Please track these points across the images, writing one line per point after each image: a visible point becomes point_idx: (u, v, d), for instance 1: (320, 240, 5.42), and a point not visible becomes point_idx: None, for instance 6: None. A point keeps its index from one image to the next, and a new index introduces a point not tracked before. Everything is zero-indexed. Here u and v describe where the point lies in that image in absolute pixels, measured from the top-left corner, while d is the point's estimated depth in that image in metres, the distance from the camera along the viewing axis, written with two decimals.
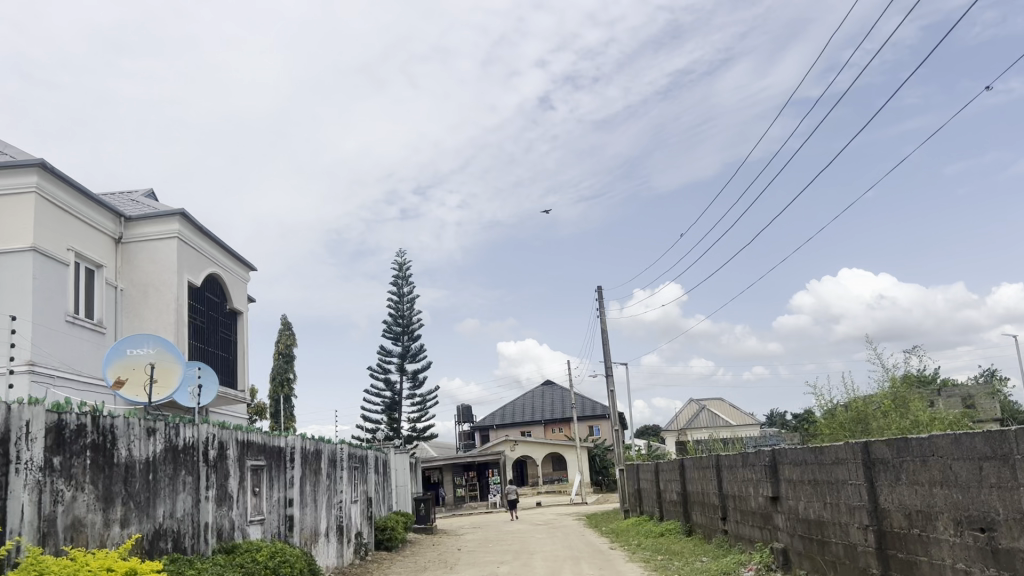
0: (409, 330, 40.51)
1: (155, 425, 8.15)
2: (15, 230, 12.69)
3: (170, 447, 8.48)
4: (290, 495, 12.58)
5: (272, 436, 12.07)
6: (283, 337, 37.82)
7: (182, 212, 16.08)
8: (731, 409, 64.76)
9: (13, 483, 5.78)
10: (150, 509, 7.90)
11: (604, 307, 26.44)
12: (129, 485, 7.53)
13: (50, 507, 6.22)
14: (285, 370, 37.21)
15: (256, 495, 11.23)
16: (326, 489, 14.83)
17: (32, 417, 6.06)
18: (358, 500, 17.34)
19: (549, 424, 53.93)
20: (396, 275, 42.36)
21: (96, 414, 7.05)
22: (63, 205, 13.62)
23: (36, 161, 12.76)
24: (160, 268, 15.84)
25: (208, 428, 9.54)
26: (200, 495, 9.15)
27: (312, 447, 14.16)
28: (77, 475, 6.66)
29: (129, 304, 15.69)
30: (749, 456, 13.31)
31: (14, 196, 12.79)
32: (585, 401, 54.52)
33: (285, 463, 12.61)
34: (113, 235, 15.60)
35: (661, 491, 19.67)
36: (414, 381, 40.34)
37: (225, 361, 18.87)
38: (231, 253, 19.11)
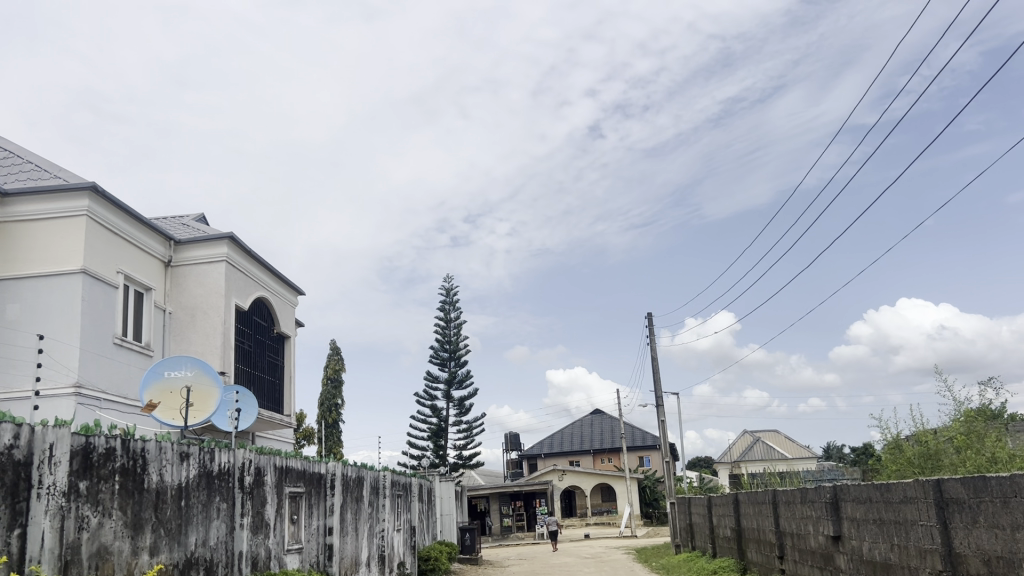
0: (456, 356, 40.28)
1: (188, 449, 7.91)
2: (66, 252, 12.71)
3: (204, 473, 8.23)
4: (329, 524, 12.29)
5: (313, 462, 11.81)
6: (331, 362, 37.92)
7: (231, 235, 16.05)
8: (787, 441, 62.99)
9: (32, 509, 5.59)
10: (181, 537, 7.64)
11: (654, 333, 25.81)
12: (159, 511, 7.29)
13: (73, 535, 6.00)
14: (333, 396, 37.24)
15: (294, 523, 10.96)
16: (368, 517, 14.51)
17: (56, 440, 5.86)
18: (401, 529, 17.00)
19: (598, 454, 53.12)
20: (444, 301, 42.20)
21: (126, 438, 6.82)
22: (114, 229, 13.66)
23: (87, 185, 12.77)
24: (208, 291, 15.80)
25: (245, 454, 9.28)
26: (235, 523, 8.89)
27: (354, 474, 13.86)
28: (104, 501, 6.43)
29: (176, 327, 15.67)
30: (808, 492, 12.61)
31: (66, 218, 12.83)
32: (636, 431, 53.51)
33: (325, 490, 12.33)
34: (163, 258, 15.63)
35: (714, 526, 18.92)
36: (461, 409, 39.99)
37: (272, 385, 18.77)
38: (280, 277, 19.07)
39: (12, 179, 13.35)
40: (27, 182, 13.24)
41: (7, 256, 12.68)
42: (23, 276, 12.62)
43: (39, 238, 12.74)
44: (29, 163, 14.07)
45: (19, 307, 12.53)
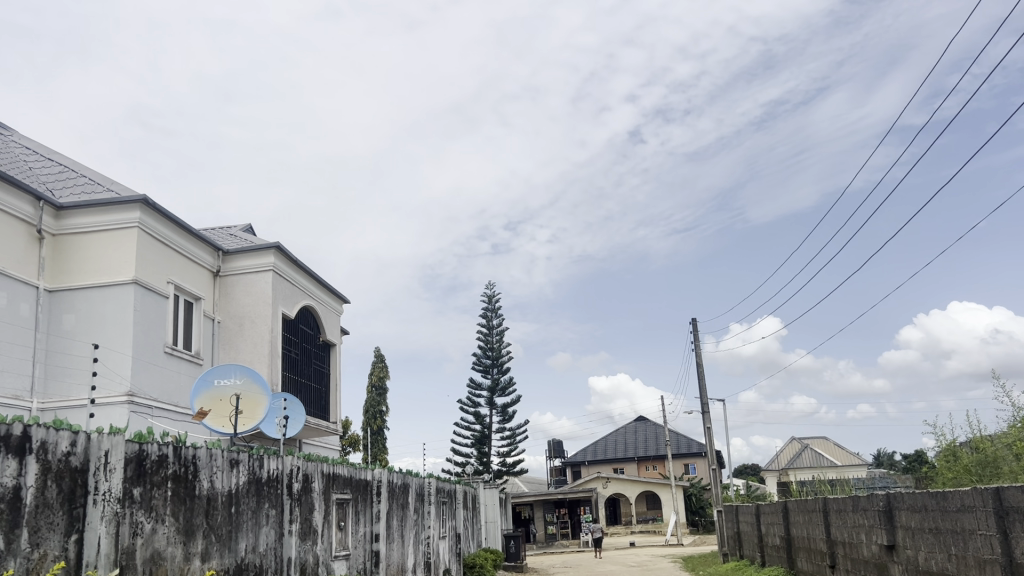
0: (499, 363, 40.29)
1: (238, 456, 8.02)
2: (119, 264, 12.99)
3: (253, 479, 8.33)
4: (376, 530, 12.35)
5: (359, 469, 11.89)
6: (376, 369, 38.21)
7: (277, 245, 16.23)
8: (836, 448, 61.74)
9: (88, 515, 5.70)
10: (232, 543, 7.74)
11: (699, 339, 25.51)
12: (211, 517, 7.39)
13: (128, 541, 6.11)
14: (378, 403, 37.52)
15: (341, 530, 11.03)
16: (413, 524, 14.56)
17: (112, 447, 5.98)
18: (446, 536, 17.03)
19: (643, 461, 52.70)
20: (486, 308, 42.23)
21: (178, 445, 6.93)
22: (164, 240, 13.93)
23: (138, 198, 13.05)
24: (255, 300, 16.03)
25: (293, 461, 9.38)
26: (284, 529, 8.98)
27: (400, 481, 13.91)
28: (157, 507, 6.54)
29: (225, 336, 15.92)
30: (860, 500, 12.32)
31: (119, 230, 13.12)
32: (681, 438, 52.97)
33: (371, 497, 12.40)
34: (211, 268, 15.90)
35: (763, 534, 18.59)
36: (504, 416, 39.96)
37: (318, 393, 18.95)
38: (325, 286, 19.27)
39: (67, 192, 13.67)
40: (81, 195, 13.55)
41: (62, 268, 12.98)
42: (77, 286, 12.91)
43: (93, 250, 13.04)
44: (83, 177, 14.41)
45: (75, 317, 12.83)
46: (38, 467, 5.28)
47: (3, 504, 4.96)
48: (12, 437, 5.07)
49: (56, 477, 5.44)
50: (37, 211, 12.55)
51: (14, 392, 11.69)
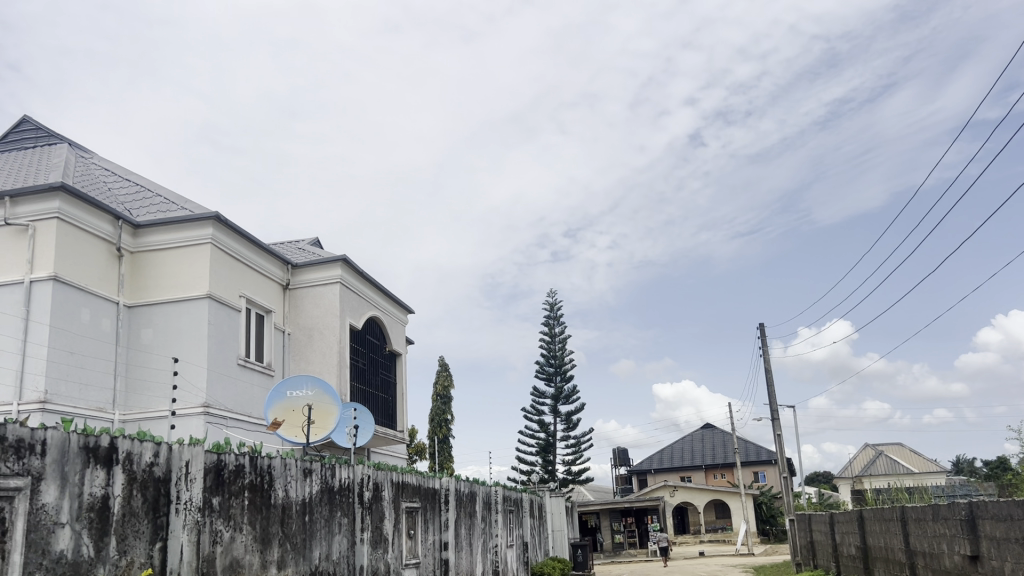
0: (562, 370, 40.20)
1: (311, 466, 8.18)
2: (193, 279, 13.40)
3: (326, 488, 8.49)
4: (445, 539, 12.44)
5: (427, 478, 12.00)
6: (440, 378, 38.52)
7: (344, 257, 16.50)
8: (912, 455, 59.78)
9: (171, 523, 5.89)
10: (306, 551, 7.90)
11: (767, 344, 25.00)
12: (286, 526, 7.55)
13: (209, 548, 6.28)
14: (443, 412, 37.81)
15: (411, 538, 11.14)
16: (481, 532, 14.62)
17: (192, 458, 6.17)
18: (514, 545, 17.07)
19: (710, 469, 51.90)
20: (547, 316, 42.17)
21: (255, 455, 7.11)
22: (235, 255, 14.32)
23: (211, 215, 13.44)
24: (323, 312, 16.33)
25: (364, 470, 9.53)
26: (356, 537, 9.12)
27: (467, 489, 13.98)
28: (235, 516, 6.71)
29: (296, 348, 16.26)
30: (941, 509, 11.91)
31: (193, 247, 13.54)
32: (749, 446, 51.99)
33: (440, 505, 12.50)
34: (281, 281, 16.29)
35: (838, 544, 18.10)
36: (568, 424, 39.82)
37: (385, 402, 19.20)
38: (390, 297, 19.53)
39: (144, 211, 14.16)
40: (157, 214, 14.02)
41: (140, 284, 13.44)
42: (155, 302, 13.36)
43: (169, 266, 13.49)
44: (159, 196, 14.92)
45: (153, 332, 13.26)
46: (124, 478, 5.48)
47: (92, 513, 5.17)
48: (100, 449, 5.27)
49: (140, 486, 5.63)
50: (116, 230, 13.05)
51: (98, 404, 12.16)
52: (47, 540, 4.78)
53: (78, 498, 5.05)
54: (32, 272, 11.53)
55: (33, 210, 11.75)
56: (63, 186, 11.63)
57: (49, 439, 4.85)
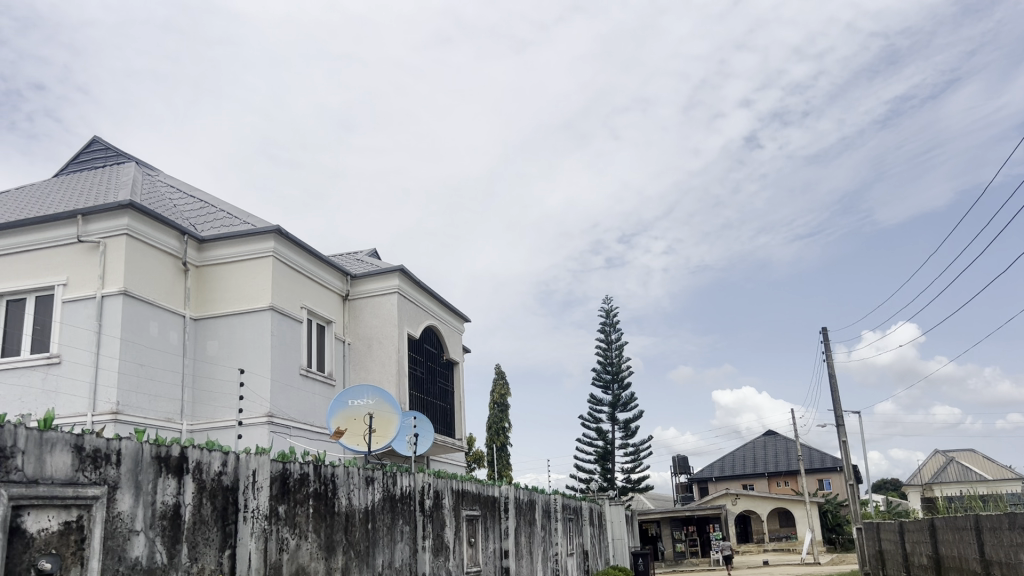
0: (619, 377, 39.93)
1: (373, 474, 8.28)
2: (256, 292, 13.70)
3: (388, 496, 8.57)
4: (505, 547, 12.45)
5: (487, 486, 12.04)
6: (497, 386, 38.60)
7: (401, 268, 16.68)
8: (985, 461, 57.78)
9: (239, 530, 6.02)
10: (369, 559, 7.98)
11: (830, 349, 24.47)
12: (349, 534, 7.64)
13: (275, 556, 6.40)
14: (501, 420, 37.89)
15: (472, 546, 11.18)
16: (541, 540, 14.59)
17: (259, 467, 6.30)
18: (574, 554, 16.99)
19: (773, 477, 50.96)
20: (603, 323, 41.92)
21: (318, 464, 7.23)
22: (296, 268, 14.59)
23: (272, 228, 13.73)
24: (382, 322, 16.53)
25: (425, 478, 9.59)
26: (417, 545, 9.19)
27: (526, 497, 13.98)
28: (300, 523, 6.83)
29: (355, 358, 16.49)
30: (1017, 517, 11.49)
31: (256, 260, 13.84)
32: (813, 453, 50.87)
33: (499, 514, 12.52)
34: (340, 292, 16.55)
35: (909, 554, 17.58)
36: (627, 431, 39.49)
37: (444, 411, 19.32)
38: (447, 306, 19.67)
39: (208, 226, 14.53)
40: (221, 229, 14.38)
41: (206, 297, 13.79)
42: (220, 315, 13.69)
43: (233, 279, 13.82)
44: (223, 212, 15.29)
45: (218, 344, 13.58)
46: (194, 486, 5.62)
47: (165, 520, 5.31)
48: (171, 458, 5.42)
49: (210, 494, 5.77)
50: (182, 245, 13.42)
51: (167, 414, 12.49)
52: (122, 547, 4.93)
53: (151, 506, 5.19)
54: (104, 287, 11.93)
55: (104, 227, 12.16)
56: (132, 204, 12.01)
57: (123, 449, 5.01)
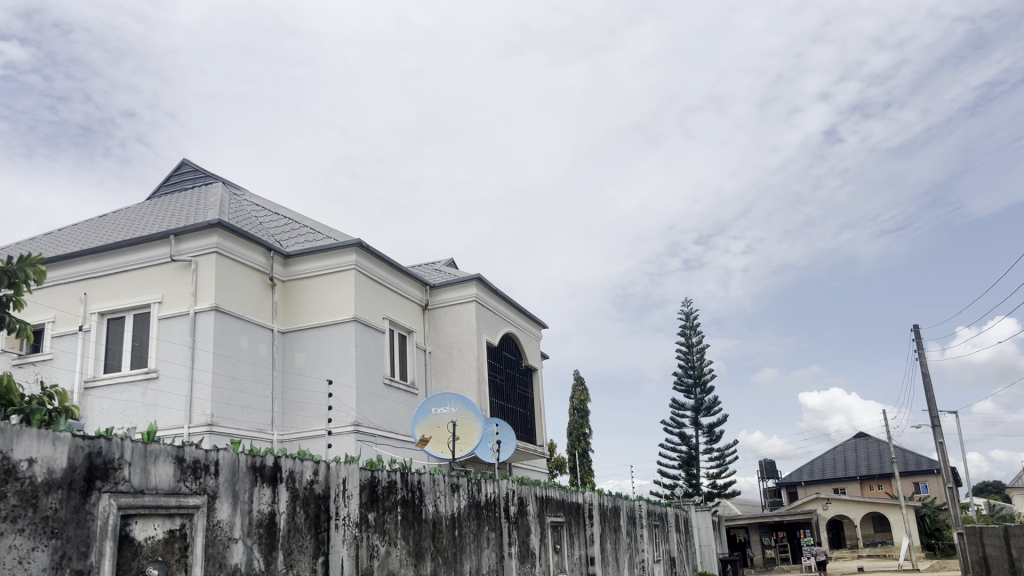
0: (702, 381, 39.29)
1: (458, 481, 8.36)
2: (340, 304, 14.03)
3: (473, 503, 8.64)
4: (591, 554, 12.37)
5: (570, 492, 12.00)
6: (577, 392, 38.45)
7: (479, 276, 16.80)
8: None
9: (332, 538, 6.17)
10: (457, 565, 8.06)
11: (924, 347, 23.53)
12: (437, 541, 7.74)
13: (366, 562, 6.53)
14: (582, 425, 37.75)
15: (557, 553, 11.16)
16: (627, 547, 14.46)
17: (349, 475, 6.44)
18: (661, 560, 16.77)
19: (866, 480, 49.34)
20: (684, 325, 41.29)
21: (405, 471, 7.35)
22: (378, 279, 14.89)
23: (354, 242, 14.03)
24: (461, 331, 16.68)
25: (509, 485, 9.62)
26: (504, 552, 9.23)
27: (610, 503, 13.88)
28: (390, 530, 6.95)
29: (436, 366, 16.70)
30: None
31: (338, 273, 14.18)
32: (908, 455, 48.99)
33: (584, 520, 12.47)
34: (420, 302, 16.79)
35: (1015, 560, 16.75)
36: (711, 436, 38.82)
37: (524, 417, 19.36)
38: (524, 313, 19.73)
39: (293, 242, 14.96)
40: (305, 244, 14.79)
41: (292, 311, 14.19)
42: (307, 327, 14.07)
43: (318, 292, 14.19)
44: (306, 227, 15.73)
45: (305, 355, 13.96)
46: (288, 494, 5.79)
47: (261, 529, 5.48)
48: (266, 468, 5.60)
49: (303, 502, 5.94)
50: (268, 261, 13.85)
51: (258, 425, 12.88)
52: (222, 554, 5.11)
53: (249, 514, 5.38)
54: (196, 304, 12.40)
55: (195, 246, 12.66)
56: (220, 223, 12.47)
57: (221, 459, 5.20)
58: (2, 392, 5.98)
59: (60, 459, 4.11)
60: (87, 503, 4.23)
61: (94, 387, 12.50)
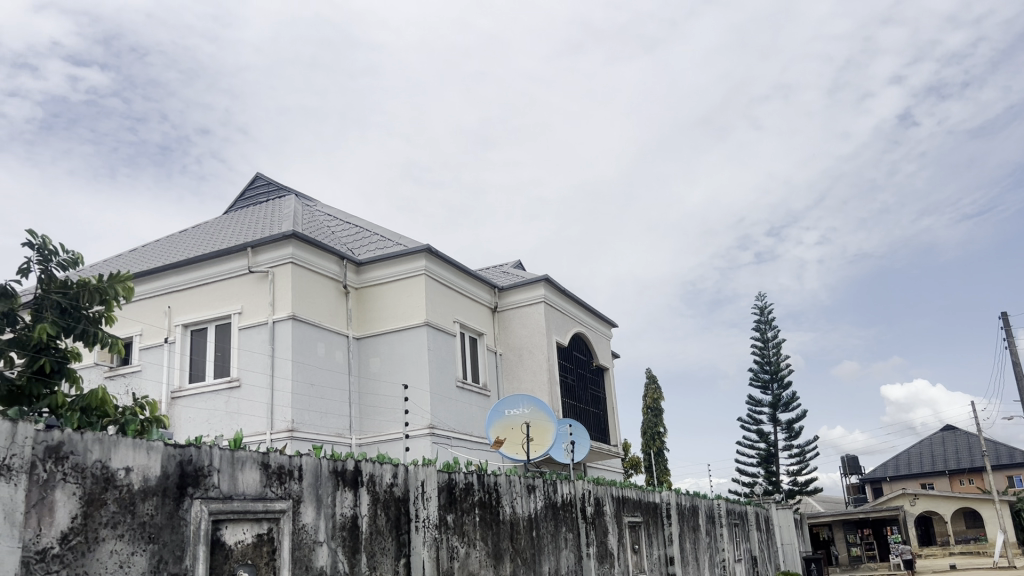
0: (779, 376, 38.48)
1: (534, 482, 8.40)
2: (411, 309, 14.23)
3: (550, 504, 8.67)
4: (670, 553, 12.27)
5: (647, 492, 11.94)
6: (649, 390, 38.10)
7: (547, 277, 16.82)
8: None
9: (413, 540, 6.28)
10: (536, 566, 8.10)
11: (1013, 334, 22.59)
12: (515, 541, 7.79)
13: (447, 563, 6.61)
14: (656, 424, 37.39)
15: (636, 553, 11.11)
16: (707, 546, 14.28)
17: (427, 477, 6.53)
18: (742, 559, 16.51)
19: (955, 475, 47.57)
20: (758, 320, 40.50)
21: (482, 473, 7.43)
22: (447, 283, 15.06)
23: (423, 248, 14.22)
24: (531, 332, 16.72)
25: (584, 485, 9.62)
26: (582, 552, 9.23)
27: (688, 502, 13.74)
28: (469, 532, 7.03)
29: (507, 368, 16.79)
30: None
31: (408, 279, 14.38)
32: (1000, 447, 47.03)
33: (662, 520, 12.37)
34: (489, 305, 16.91)
35: None
36: (790, 432, 37.99)
37: (597, 417, 19.30)
38: (593, 312, 19.68)
39: (365, 249, 15.24)
40: (376, 251, 15.05)
41: (366, 317, 14.45)
42: (380, 332, 14.32)
43: (390, 298, 14.43)
44: (376, 235, 16.01)
45: (379, 360, 14.21)
46: (369, 498, 5.92)
47: (345, 531, 5.62)
48: (347, 472, 5.73)
49: (384, 505, 6.06)
50: (342, 269, 14.16)
51: (337, 430, 13.16)
52: (309, 556, 5.26)
53: (332, 517, 5.51)
54: (275, 313, 12.75)
55: (272, 257, 13.01)
56: (295, 233, 12.79)
57: (304, 464, 5.34)
58: (98, 405, 6.30)
59: (154, 467, 4.29)
60: (181, 509, 4.41)
61: (180, 397, 12.96)
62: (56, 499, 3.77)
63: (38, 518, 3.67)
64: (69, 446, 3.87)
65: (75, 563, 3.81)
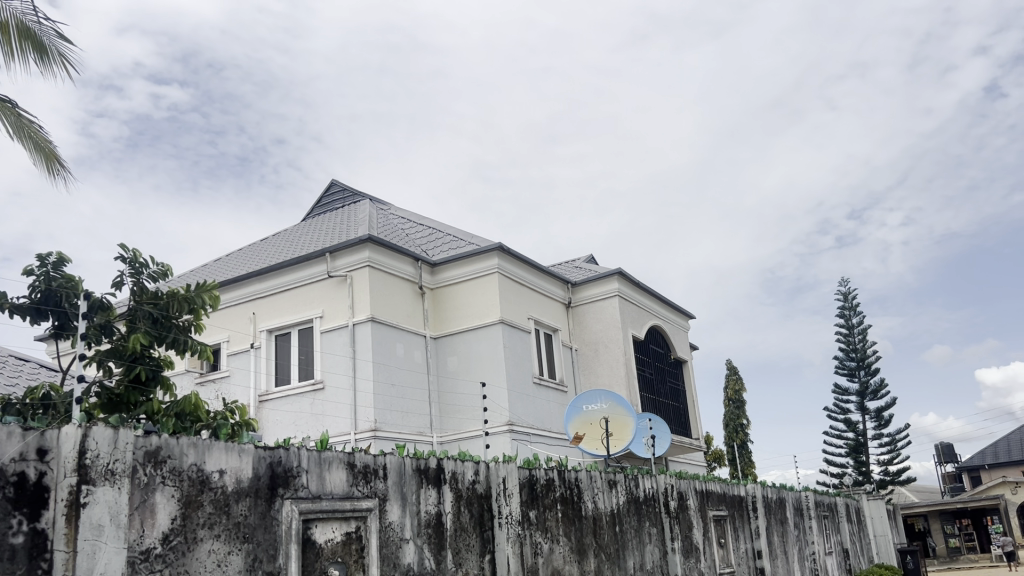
0: (866, 363, 37.32)
1: (615, 477, 8.37)
2: (486, 307, 14.34)
3: (632, 498, 8.62)
4: (758, 547, 12.06)
5: (732, 485, 11.76)
6: (730, 382, 37.46)
7: (620, 271, 16.71)
8: None
9: (496, 536, 6.34)
10: (621, 560, 8.08)
11: None
12: (598, 536, 7.78)
13: (531, 559, 6.65)
14: (738, 416, 36.75)
15: (723, 547, 10.96)
16: (796, 540, 13.98)
17: (508, 474, 6.57)
18: (833, 552, 16.08)
19: None
20: (842, 306, 39.36)
21: (562, 469, 7.45)
22: (520, 281, 15.11)
23: (495, 246, 14.31)
24: (607, 326, 16.64)
25: (667, 479, 9.54)
26: (667, 547, 9.15)
27: (775, 495, 13.46)
28: (552, 528, 7.06)
29: (584, 363, 16.77)
30: None
31: (482, 278, 14.49)
32: None
33: (748, 513, 12.15)
34: (564, 300, 16.91)
35: None
36: (879, 421, 36.81)
37: (677, 410, 19.08)
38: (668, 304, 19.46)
39: (439, 250, 15.43)
40: (450, 251, 15.22)
41: (442, 317, 14.63)
42: (457, 331, 14.47)
43: (464, 297, 14.57)
44: (448, 235, 16.18)
45: (457, 359, 14.37)
46: (452, 495, 6.00)
47: (430, 528, 5.72)
48: (430, 470, 5.82)
49: (467, 502, 6.14)
50: (417, 270, 14.37)
51: (418, 429, 13.35)
52: (396, 553, 5.36)
53: (417, 515, 5.61)
54: (354, 316, 13.02)
55: (349, 261, 13.29)
56: (370, 238, 13.04)
57: (388, 464, 5.45)
58: (192, 409, 6.59)
59: (246, 469, 4.45)
60: (272, 509, 4.56)
61: (268, 400, 13.38)
62: (156, 501, 3.95)
63: (141, 519, 3.85)
64: (166, 451, 4.04)
65: (176, 562, 3.99)
